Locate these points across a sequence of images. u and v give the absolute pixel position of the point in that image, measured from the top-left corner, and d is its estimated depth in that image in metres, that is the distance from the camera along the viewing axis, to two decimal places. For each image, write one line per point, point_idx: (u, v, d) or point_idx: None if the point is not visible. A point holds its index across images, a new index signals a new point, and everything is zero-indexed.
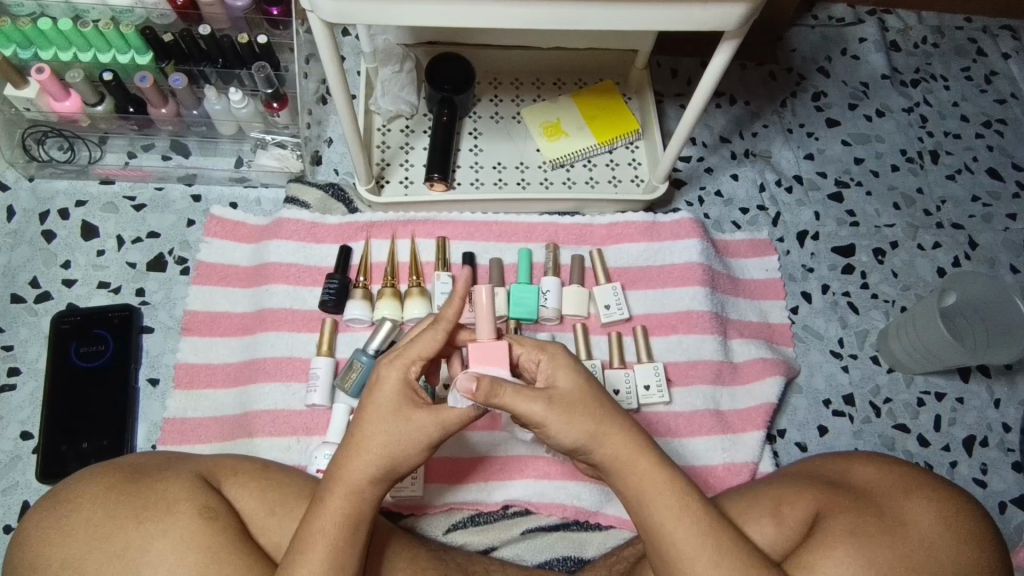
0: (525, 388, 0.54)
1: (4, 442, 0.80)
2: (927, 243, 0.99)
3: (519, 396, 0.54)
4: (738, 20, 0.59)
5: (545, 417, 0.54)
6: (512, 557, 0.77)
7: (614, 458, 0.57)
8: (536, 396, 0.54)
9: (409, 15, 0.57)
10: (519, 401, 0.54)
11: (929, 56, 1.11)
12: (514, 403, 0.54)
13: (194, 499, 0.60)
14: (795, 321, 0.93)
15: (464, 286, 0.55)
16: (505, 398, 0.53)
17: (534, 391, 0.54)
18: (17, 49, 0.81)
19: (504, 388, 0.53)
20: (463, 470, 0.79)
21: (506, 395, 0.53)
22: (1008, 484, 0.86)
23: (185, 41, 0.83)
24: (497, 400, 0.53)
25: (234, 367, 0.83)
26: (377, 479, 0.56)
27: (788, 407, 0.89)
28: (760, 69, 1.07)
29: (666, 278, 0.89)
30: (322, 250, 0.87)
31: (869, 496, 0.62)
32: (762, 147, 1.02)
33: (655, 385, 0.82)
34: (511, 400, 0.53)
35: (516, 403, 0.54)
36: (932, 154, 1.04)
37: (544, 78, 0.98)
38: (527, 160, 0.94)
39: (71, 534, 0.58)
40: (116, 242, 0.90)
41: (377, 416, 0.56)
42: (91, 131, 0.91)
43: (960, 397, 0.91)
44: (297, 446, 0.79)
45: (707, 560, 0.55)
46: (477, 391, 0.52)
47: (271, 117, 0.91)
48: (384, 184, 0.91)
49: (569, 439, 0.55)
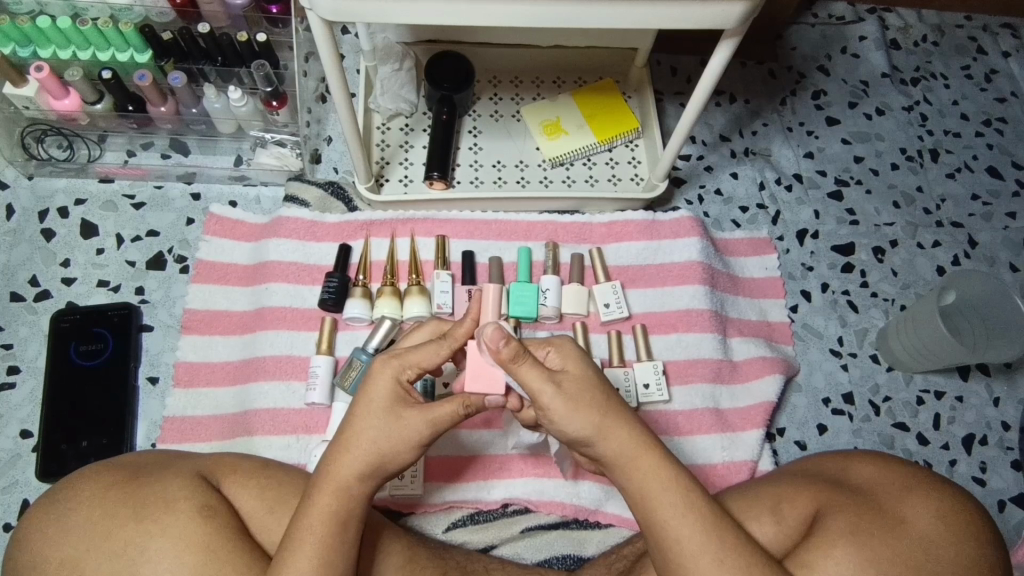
0: (540, 365, 0.55)
1: (3, 440, 0.80)
2: (926, 242, 0.99)
3: (535, 366, 0.54)
4: (738, 18, 0.58)
5: (553, 399, 0.54)
6: (512, 555, 0.77)
7: (618, 453, 0.56)
8: (544, 379, 0.54)
9: (404, 14, 0.57)
10: (530, 378, 0.54)
11: (929, 54, 1.10)
12: (525, 380, 0.54)
13: (194, 497, 0.60)
14: (795, 319, 0.93)
15: (478, 309, 0.58)
16: (523, 368, 0.54)
17: (547, 371, 0.55)
18: (15, 47, 0.81)
19: (526, 357, 0.54)
20: (461, 468, 0.79)
21: (524, 365, 0.54)
22: (1008, 482, 0.86)
23: (184, 40, 0.83)
24: (516, 369, 0.54)
25: (233, 366, 0.83)
26: (365, 476, 0.56)
27: (788, 406, 0.89)
28: (760, 67, 1.07)
29: (666, 276, 0.89)
30: (321, 249, 0.87)
31: (867, 496, 0.62)
32: (762, 145, 1.02)
33: (654, 384, 0.82)
34: (526, 374, 0.54)
35: (528, 378, 0.54)
36: (932, 152, 1.04)
37: (544, 76, 0.98)
38: (527, 158, 0.94)
39: (71, 533, 0.58)
40: (115, 240, 0.90)
41: (368, 414, 0.56)
42: (90, 130, 0.91)
43: (960, 395, 0.91)
44: (297, 445, 0.79)
45: (710, 558, 0.55)
46: (504, 349, 0.53)
47: (271, 115, 0.91)
48: (384, 183, 0.91)
49: (578, 428, 0.55)
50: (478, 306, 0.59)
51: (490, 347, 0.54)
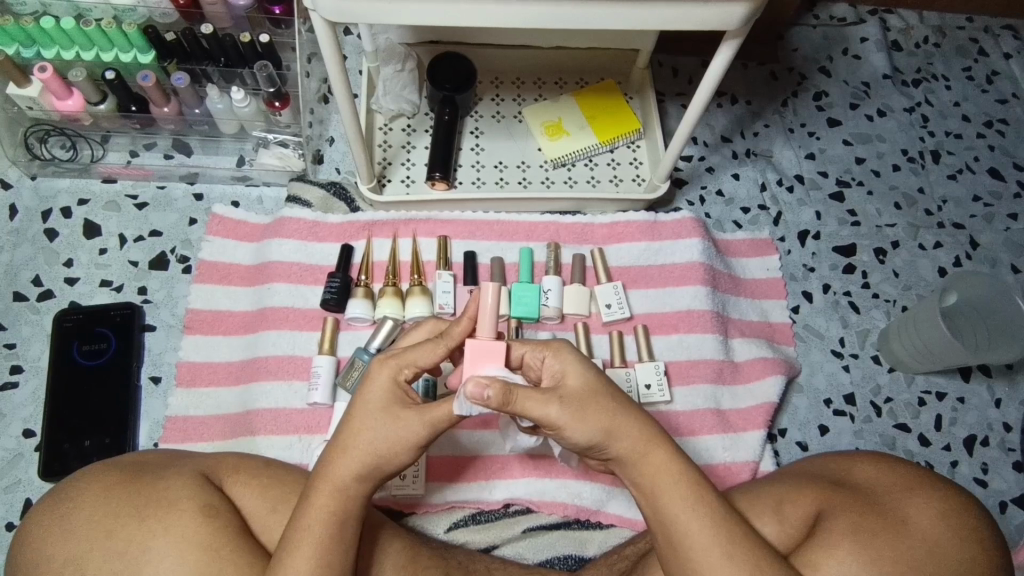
0: (536, 391, 0.54)
1: (6, 440, 0.81)
2: (928, 243, 0.99)
3: (530, 396, 0.53)
4: (740, 20, 0.58)
5: (558, 417, 0.54)
6: (513, 555, 0.78)
7: (631, 450, 0.56)
8: (547, 402, 0.54)
9: (406, 15, 0.57)
10: (530, 404, 0.53)
11: (930, 55, 1.11)
12: (526, 410, 0.53)
13: (196, 496, 0.60)
14: (796, 320, 0.93)
15: (474, 309, 0.57)
16: (518, 402, 0.53)
17: (544, 394, 0.54)
18: (19, 47, 0.81)
19: (518, 392, 0.52)
20: (462, 468, 0.79)
21: (521, 398, 0.53)
22: (1009, 483, 0.86)
23: (187, 40, 0.83)
24: (513, 406, 0.53)
25: (236, 366, 0.83)
26: (363, 476, 0.56)
27: (789, 407, 0.89)
28: (761, 68, 1.07)
29: (667, 277, 0.89)
30: (323, 249, 0.87)
31: (872, 494, 0.62)
32: (763, 147, 1.02)
33: (655, 384, 0.82)
34: (527, 407, 0.53)
35: (528, 407, 0.53)
36: (933, 153, 1.04)
37: (545, 77, 0.98)
38: (528, 159, 0.94)
39: (73, 532, 0.58)
40: (118, 240, 0.90)
41: (367, 413, 0.56)
42: (93, 130, 0.92)
43: (961, 396, 0.91)
44: (298, 445, 0.79)
45: (720, 553, 0.55)
46: (492, 397, 0.51)
47: (273, 116, 0.91)
48: (386, 183, 0.91)
49: (587, 434, 0.55)
50: (473, 306, 0.57)
51: (477, 402, 0.51)
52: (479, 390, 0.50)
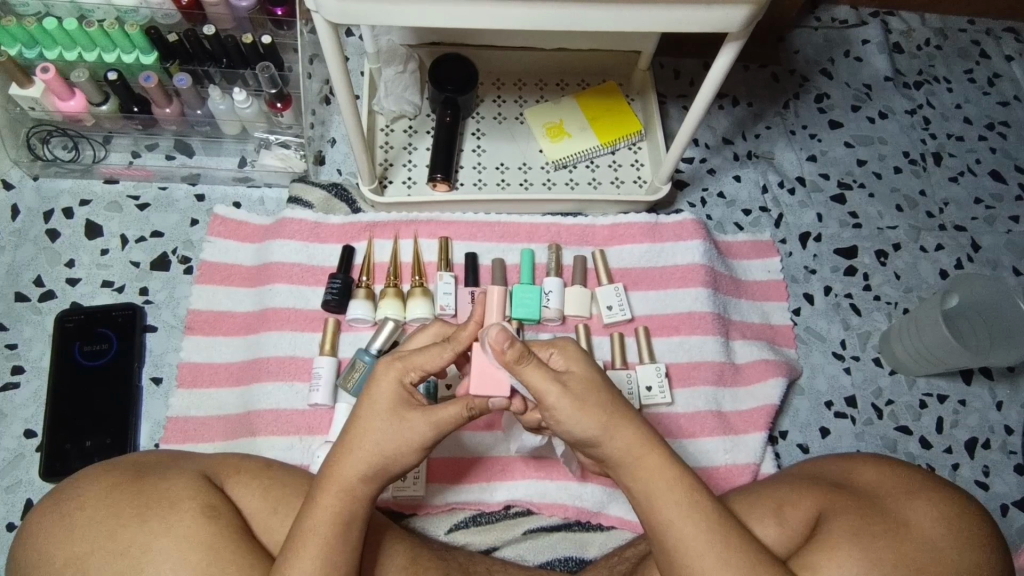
0: (544, 366, 0.55)
1: (7, 440, 0.81)
2: (929, 245, 0.99)
3: (538, 367, 0.54)
4: (742, 22, 0.59)
5: (557, 402, 0.54)
6: (513, 557, 0.77)
7: (625, 452, 0.56)
8: (550, 381, 0.54)
9: (409, 17, 0.57)
10: (535, 379, 0.54)
11: (932, 58, 1.11)
12: (529, 380, 0.54)
13: (198, 496, 0.60)
14: (797, 322, 0.93)
15: (481, 313, 0.59)
16: (527, 369, 0.54)
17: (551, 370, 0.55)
18: (22, 48, 0.81)
19: (530, 359, 0.54)
20: (463, 470, 0.79)
21: (528, 366, 0.54)
22: (1011, 486, 0.86)
23: (189, 42, 0.83)
24: (521, 370, 0.54)
25: (237, 367, 0.83)
26: (369, 477, 0.56)
27: (790, 408, 0.89)
28: (763, 70, 1.07)
29: (668, 279, 0.89)
30: (324, 250, 0.87)
31: (872, 497, 0.62)
32: (765, 148, 1.02)
33: (657, 386, 0.82)
34: (529, 374, 0.54)
35: (533, 378, 0.54)
36: (935, 155, 1.04)
37: (547, 79, 0.99)
38: (529, 161, 0.94)
39: (75, 533, 0.58)
40: (120, 241, 0.90)
41: (373, 414, 0.56)
42: (96, 131, 0.92)
43: (963, 399, 0.91)
44: (299, 446, 0.79)
45: (715, 558, 0.55)
46: (508, 351, 0.53)
47: (275, 117, 0.91)
48: (387, 185, 0.91)
49: (583, 430, 0.55)
50: (482, 309, 0.59)
51: (494, 350, 0.53)
52: (499, 336, 0.53)
